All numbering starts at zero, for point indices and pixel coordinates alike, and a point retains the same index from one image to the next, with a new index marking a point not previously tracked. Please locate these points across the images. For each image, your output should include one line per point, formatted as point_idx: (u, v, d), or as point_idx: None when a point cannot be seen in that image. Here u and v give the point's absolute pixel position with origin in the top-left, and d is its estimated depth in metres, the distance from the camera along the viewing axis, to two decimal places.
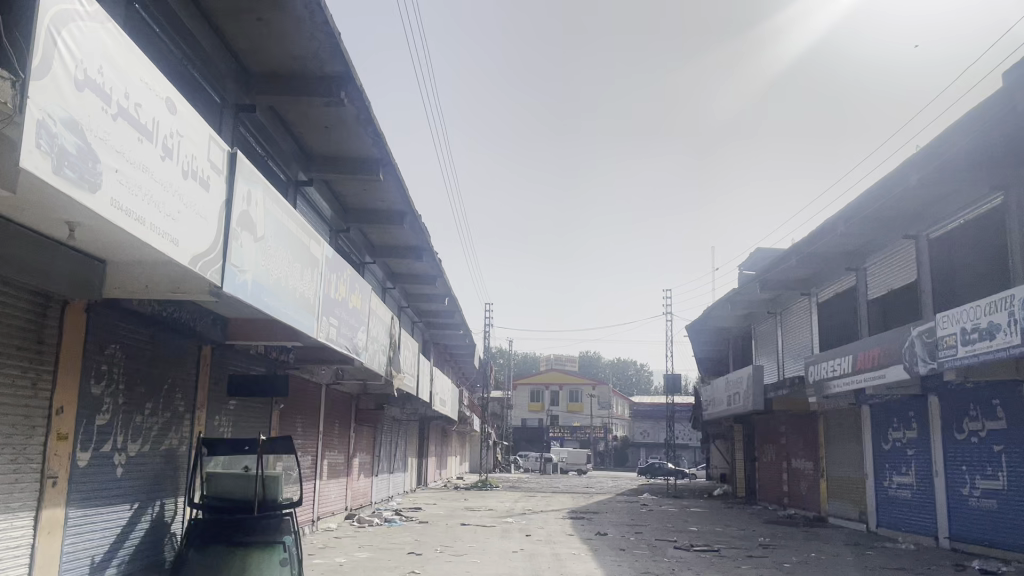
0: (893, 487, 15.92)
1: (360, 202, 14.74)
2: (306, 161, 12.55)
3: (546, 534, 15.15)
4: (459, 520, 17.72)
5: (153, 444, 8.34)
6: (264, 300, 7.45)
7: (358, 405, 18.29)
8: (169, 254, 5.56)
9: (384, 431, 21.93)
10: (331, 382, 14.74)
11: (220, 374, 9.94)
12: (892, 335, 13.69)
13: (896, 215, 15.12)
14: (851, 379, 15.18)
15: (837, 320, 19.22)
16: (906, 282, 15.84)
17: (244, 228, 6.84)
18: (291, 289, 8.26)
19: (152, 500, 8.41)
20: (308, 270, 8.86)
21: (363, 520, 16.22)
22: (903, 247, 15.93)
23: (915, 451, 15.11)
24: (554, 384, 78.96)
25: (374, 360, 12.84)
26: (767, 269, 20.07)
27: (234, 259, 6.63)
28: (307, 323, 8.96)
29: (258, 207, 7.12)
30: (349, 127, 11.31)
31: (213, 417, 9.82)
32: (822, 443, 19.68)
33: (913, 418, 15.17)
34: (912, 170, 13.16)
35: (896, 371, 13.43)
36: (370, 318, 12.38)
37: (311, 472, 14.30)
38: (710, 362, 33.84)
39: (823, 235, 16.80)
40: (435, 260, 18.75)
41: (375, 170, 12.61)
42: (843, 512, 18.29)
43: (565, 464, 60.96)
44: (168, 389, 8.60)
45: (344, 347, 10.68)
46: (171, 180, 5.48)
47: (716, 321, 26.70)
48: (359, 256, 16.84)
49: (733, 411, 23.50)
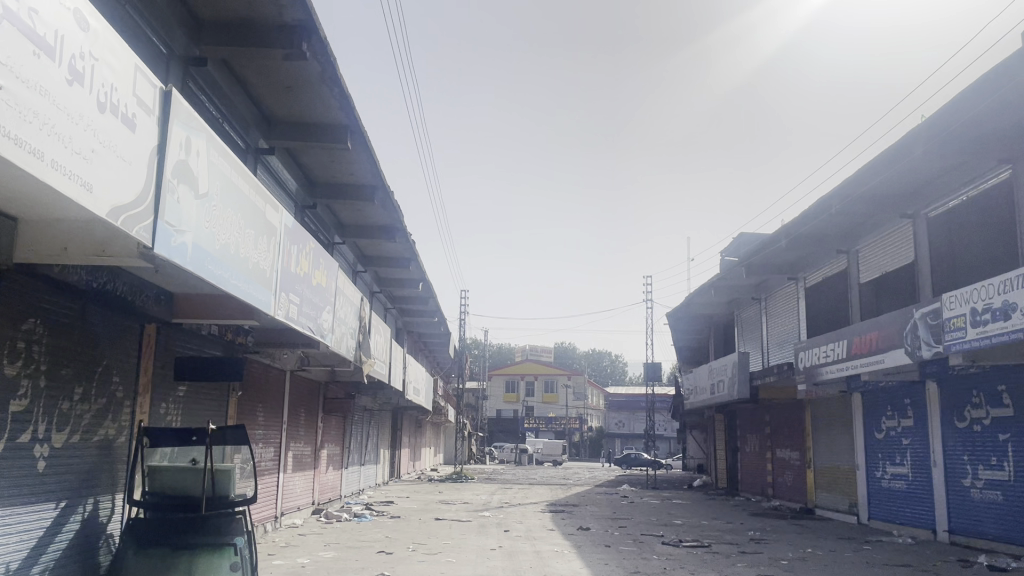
0: (886, 478, 15.31)
1: (327, 176, 13.72)
2: (266, 126, 11.54)
3: (526, 529, 14.30)
4: (433, 514, 16.81)
5: (84, 435, 7.34)
6: (208, 267, 6.44)
7: (327, 394, 17.32)
8: (81, 202, 4.56)
9: (354, 421, 20.97)
10: (296, 369, 13.76)
11: (167, 356, 8.95)
12: (891, 317, 12.99)
13: (894, 193, 14.42)
14: (846, 365, 14.48)
15: (825, 305, 18.57)
16: (902, 263, 15.18)
17: (182, 180, 5.85)
18: (242, 258, 7.28)
19: (84, 498, 7.42)
20: (264, 237, 7.89)
21: (330, 515, 15.28)
22: (900, 228, 15.26)
23: (910, 440, 14.49)
24: (530, 374, 78.24)
25: (342, 343, 11.87)
26: (754, 253, 19.37)
27: (169, 217, 5.64)
28: (263, 298, 7.99)
29: (200, 158, 6.13)
30: (314, 88, 10.33)
31: (159, 405, 8.84)
32: (809, 432, 19.08)
33: (909, 406, 14.54)
34: (915, 144, 12.47)
35: (895, 355, 12.73)
36: (338, 297, 11.42)
37: (274, 465, 13.33)
38: (690, 351, 33.18)
39: (815, 216, 16.09)
40: (409, 242, 17.80)
41: (343, 138, 11.62)
42: (832, 503, 17.70)
43: (540, 456, 60.35)
44: (103, 371, 7.59)
45: (307, 328, 9.70)
46: (81, 111, 4.50)
47: (699, 307, 26.01)
48: (327, 235, 15.85)
49: (716, 400, 22.85)
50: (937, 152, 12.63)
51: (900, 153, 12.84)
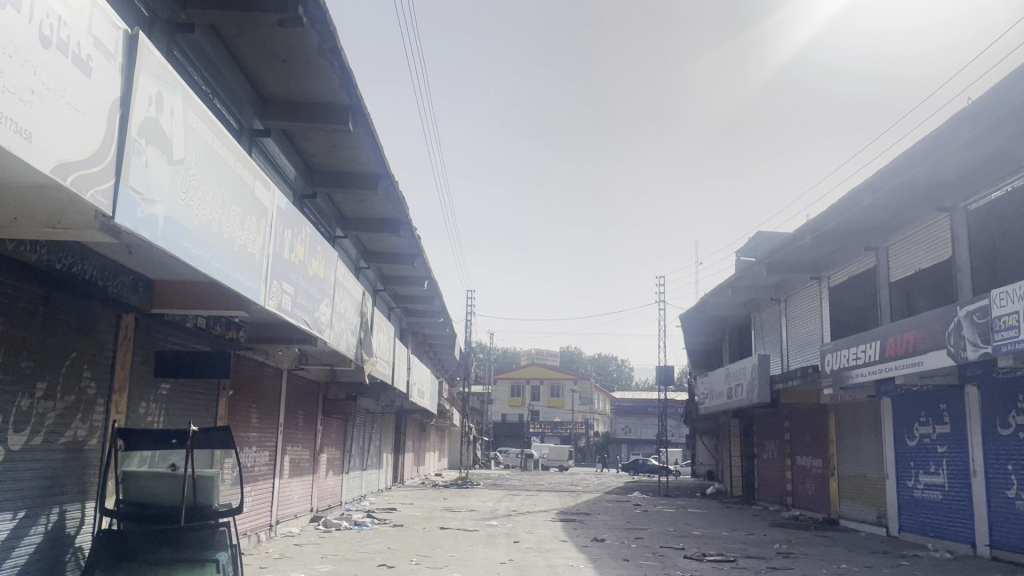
0: (919, 488, 14.45)
1: (328, 163, 12.93)
2: (262, 107, 10.77)
3: (536, 540, 13.46)
4: (438, 523, 15.94)
5: (49, 436, 6.54)
6: (184, 245, 5.62)
7: (328, 395, 16.53)
8: (20, 154, 3.75)
9: (357, 423, 20.17)
10: (294, 367, 12.98)
11: (147, 350, 8.14)
12: (931, 316, 12.12)
13: (931, 185, 13.57)
14: (879, 367, 13.62)
15: (851, 306, 17.73)
16: (937, 260, 14.31)
17: (152, 141, 5.02)
18: (226, 239, 6.47)
19: (48, 506, 6.60)
20: (252, 217, 7.08)
21: (329, 523, 14.47)
22: (935, 223, 14.40)
23: (946, 448, 13.65)
24: (536, 378, 77.39)
25: (341, 339, 11.05)
26: (775, 251, 18.56)
27: (135, 182, 4.81)
28: (251, 286, 7.18)
29: (175, 118, 5.32)
30: (312, 62, 9.55)
31: (138, 404, 8.04)
32: (832, 439, 18.22)
33: (945, 412, 13.69)
34: (960, 130, 11.63)
35: (935, 357, 11.87)
36: (337, 290, 10.58)
37: (269, 470, 12.53)
38: (703, 354, 32.31)
39: (844, 210, 15.24)
40: (415, 236, 17.00)
41: (344, 119, 10.81)
42: (857, 514, 16.85)
43: (546, 461, 59.55)
44: (73, 365, 6.80)
45: (302, 321, 8.85)
46: (17, 42, 3.69)
47: (714, 308, 25.18)
48: (329, 228, 15.08)
49: (733, 404, 21.99)
50: (981, 139, 11.78)
51: (941, 141, 11.99)
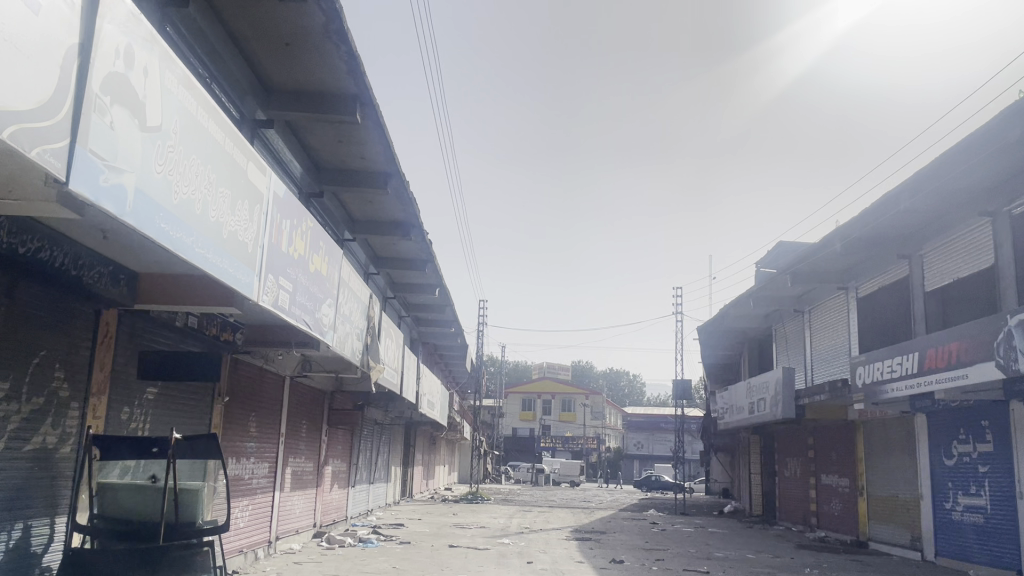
0: (958, 510, 13.59)
1: (335, 159, 12.27)
2: (265, 96, 10.13)
3: (551, 561, 12.68)
4: (447, 540, 15.20)
5: (13, 442, 5.86)
6: (161, 224, 4.96)
7: (334, 405, 15.81)
8: None
9: (363, 435, 19.43)
10: (297, 374, 12.29)
11: (131, 351, 7.47)
12: (977, 326, 11.32)
13: (973, 186, 12.77)
14: (917, 381, 12.81)
15: (881, 317, 16.90)
16: (977, 268, 13.49)
17: (119, 100, 4.38)
18: (213, 224, 5.81)
19: (11, 520, 5.92)
20: (244, 201, 6.40)
21: (332, 540, 13.73)
22: (975, 229, 13.57)
23: (988, 467, 12.79)
24: (547, 392, 76.43)
25: (346, 344, 10.37)
26: (800, 260, 17.78)
27: (95, 144, 4.16)
28: (244, 279, 6.51)
29: (148, 79, 4.70)
30: (317, 46, 8.90)
31: (120, 409, 7.36)
32: (861, 457, 17.35)
33: (987, 429, 12.85)
34: (1009, 126, 10.84)
35: (982, 370, 11.07)
36: (341, 290, 9.87)
37: (269, 483, 11.81)
38: (720, 367, 31.41)
39: (877, 214, 14.45)
40: (426, 240, 16.31)
41: (351, 110, 10.16)
42: (888, 537, 15.98)
43: (557, 476, 58.60)
44: (43, 364, 6.13)
45: (302, 321, 8.15)
46: None
47: (735, 320, 24.38)
48: (337, 230, 14.41)
49: (755, 420, 21.15)
50: None
51: (989, 139, 11.20)
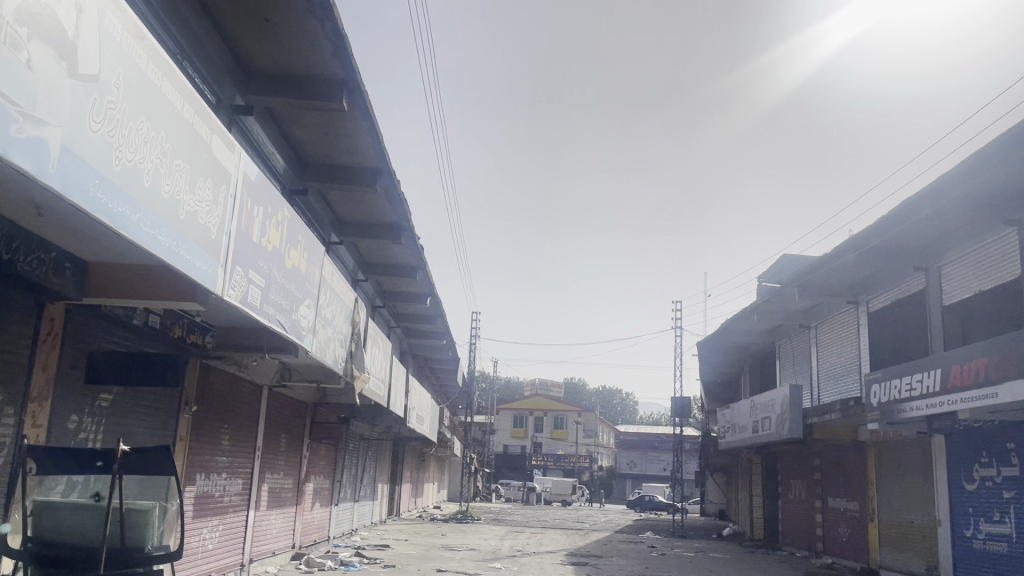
0: (979, 538, 12.77)
1: (321, 153, 11.47)
2: (245, 81, 9.36)
3: None
4: (434, 564, 14.29)
5: None
6: (96, 194, 4.13)
7: (317, 418, 14.94)
8: None
9: (349, 450, 18.54)
10: (275, 382, 11.43)
11: (80, 352, 6.64)
12: (1007, 341, 10.55)
13: (1000, 193, 12.03)
14: (939, 400, 12.02)
15: (894, 332, 16.16)
16: (1000, 281, 12.74)
17: (39, 34, 3.58)
18: (167, 202, 4.98)
19: None
20: (207, 179, 5.59)
21: (312, 563, 12.82)
22: (999, 240, 12.82)
23: (1013, 493, 11.98)
24: (539, 409, 75.35)
25: (327, 351, 9.52)
26: (808, 273, 17.07)
27: (4, 84, 3.35)
28: (205, 269, 5.66)
29: (81, 16, 3.91)
30: (301, 22, 8.13)
31: (66, 417, 6.52)
32: (872, 480, 16.54)
33: (1013, 452, 12.05)
34: None
35: (1013, 388, 10.29)
36: (322, 291, 9.05)
37: (242, 501, 10.92)
38: (719, 384, 30.62)
39: (895, 223, 13.71)
40: (418, 246, 15.52)
41: (338, 98, 9.38)
42: (900, 565, 15.14)
43: (548, 495, 57.60)
44: None
45: (275, 321, 7.31)
46: None
47: (736, 336, 23.64)
48: (324, 231, 13.63)
49: (758, 439, 20.31)
50: None
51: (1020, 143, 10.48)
